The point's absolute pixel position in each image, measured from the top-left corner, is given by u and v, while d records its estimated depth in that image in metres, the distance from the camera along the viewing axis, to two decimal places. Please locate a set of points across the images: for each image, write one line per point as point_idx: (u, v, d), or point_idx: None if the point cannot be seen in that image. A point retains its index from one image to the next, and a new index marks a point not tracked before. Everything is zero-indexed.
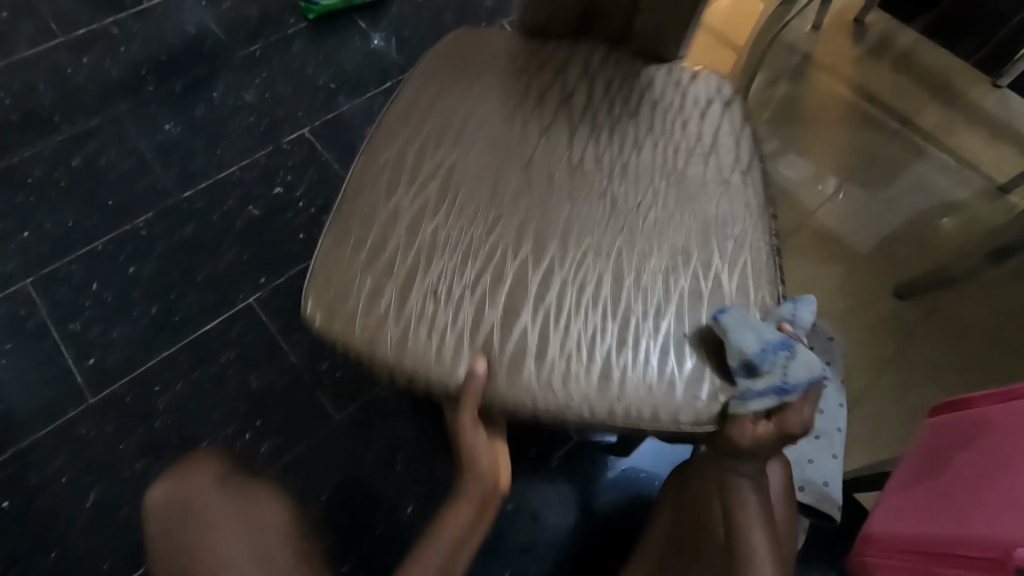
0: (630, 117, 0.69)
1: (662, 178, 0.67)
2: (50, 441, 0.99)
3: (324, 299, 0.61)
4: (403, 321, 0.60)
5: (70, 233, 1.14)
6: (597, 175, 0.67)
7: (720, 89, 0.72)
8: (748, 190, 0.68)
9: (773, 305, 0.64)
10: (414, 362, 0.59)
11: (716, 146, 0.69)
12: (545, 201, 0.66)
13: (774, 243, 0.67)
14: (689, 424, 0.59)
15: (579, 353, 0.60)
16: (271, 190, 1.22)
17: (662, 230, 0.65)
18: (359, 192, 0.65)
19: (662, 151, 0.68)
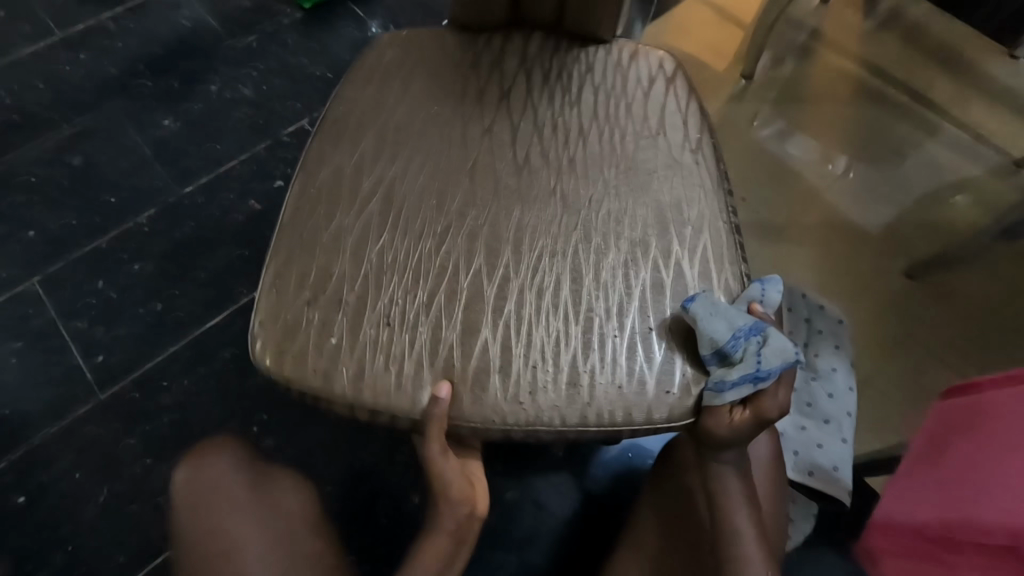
0: (571, 108, 0.69)
1: (612, 166, 0.66)
2: (60, 438, 1.00)
3: (269, 336, 0.59)
4: (354, 346, 0.58)
5: (72, 232, 1.14)
6: (545, 173, 0.66)
7: (662, 65, 0.71)
8: (700, 169, 0.66)
9: (739, 289, 0.62)
10: (374, 391, 0.57)
11: (663, 127, 0.68)
12: (501, 200, 0.64)
13: (732, 223, 0.65)
14: (662, 421, 0.57)
15: (545, 363, 0.58)
16: (271, 184, 1.21)
17: (621, 221, 0.64)
18: (350, 183, 0.64)
19: (610, 139, 0.67)
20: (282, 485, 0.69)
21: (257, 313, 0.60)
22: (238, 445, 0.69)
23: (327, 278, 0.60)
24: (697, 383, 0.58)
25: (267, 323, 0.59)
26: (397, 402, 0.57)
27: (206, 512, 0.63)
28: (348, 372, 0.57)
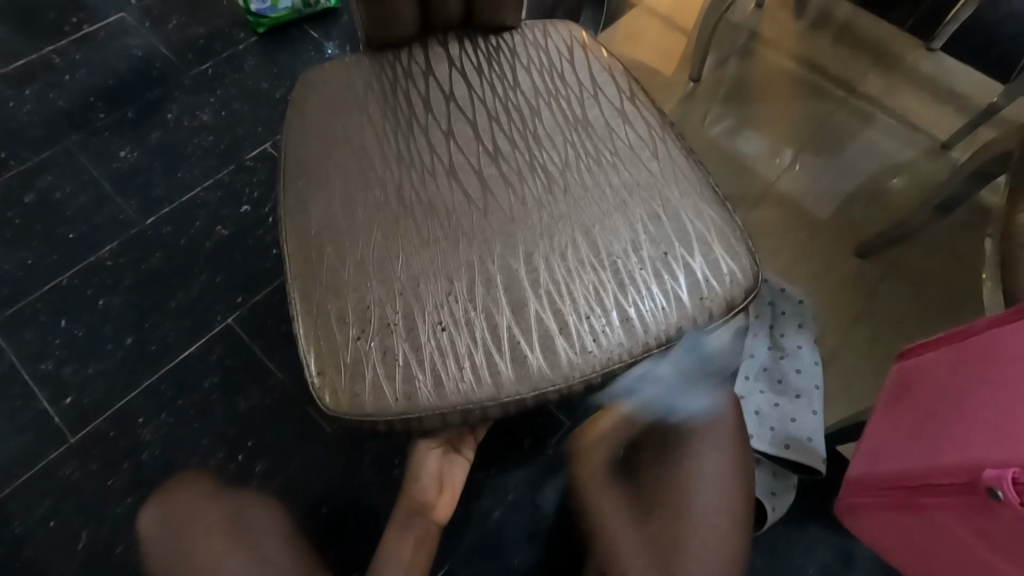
0: (514, 91, 0.73)
1: (571, 130, 0.71)
2: (32, 486, 0.96)
3: (334, 380, 0.56)
4: (421, 359, 0.56)
5: (30, 271, 1.10)
6: (517, 154, 0.68)
7: (573, 34, 0.78)
8: (643, 111, 0.73)
9: (710, 192, 0.68)
10: (457, 389, 0.55)
11: (597, 86, 0.74)
12: (493, 175, 0.67)
13: (684, 145, 0.72)
14: (709, 322, 0.61)
15: (593, 311, 0.59)
16: (238, 209, 1.20)
17: (607, 172, 0.68)
18: (329, 192, 0.65)
19: (561, 110, 0.72)
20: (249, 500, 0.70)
21: (313, 363, 0.57)
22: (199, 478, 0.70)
23: (310, 288, 0.60)
24: (716, 275, 0.62)
25: (313, 350, 0.57)
26: (490, 392, 0.56)
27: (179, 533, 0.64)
28: (379, 355, 0.56)
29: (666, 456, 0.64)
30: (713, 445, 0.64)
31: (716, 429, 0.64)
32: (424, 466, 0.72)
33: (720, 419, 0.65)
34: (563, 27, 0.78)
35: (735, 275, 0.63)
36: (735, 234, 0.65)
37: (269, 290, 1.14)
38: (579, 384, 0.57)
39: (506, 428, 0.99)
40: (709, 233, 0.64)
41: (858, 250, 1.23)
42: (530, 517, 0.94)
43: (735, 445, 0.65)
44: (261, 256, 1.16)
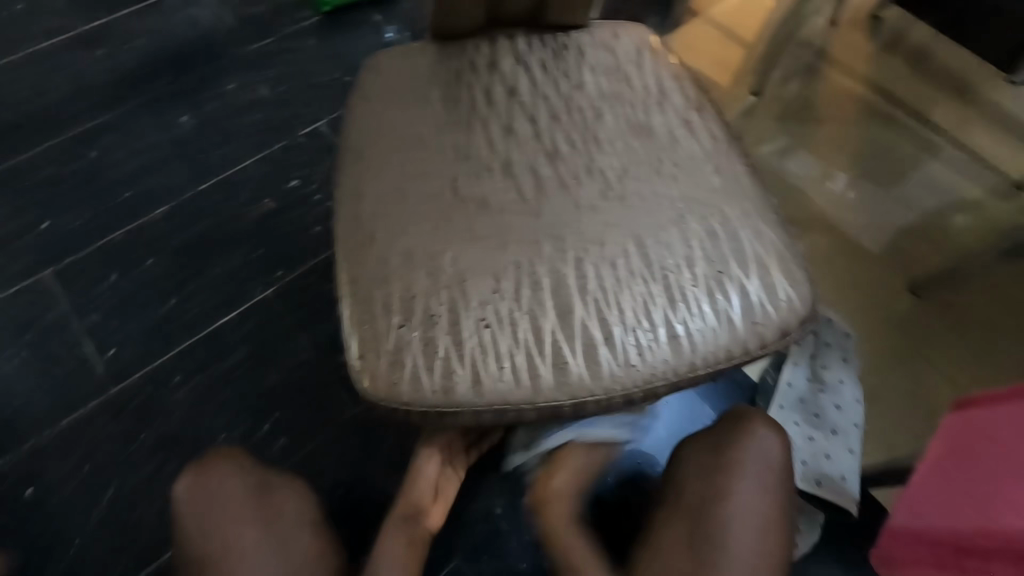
0: (578, 91, 0.71)
1: (633, 136, 0.69)
2: (69, 431, 1.00)
3: (374, 366, 0.55)
4: (462, 353, 0.55)
5: (87, 225, 1.15)
6: (575, 157, 0.67)
7: (643, 38, 0.76)
8: (709, 124, 0.71)
9: (771, 213, 0.65)
10: (496, 389, 0.54)
11: (664, 92, 0.72)
12: (550, 176, 0.66)
13: (749, 162, 0.69)
14: (760, 349, 0.59)
15: (641, 325, 0.57)
16: (287, 184, 1.22)
17: (667, 183, 0.66)
18: (383, 176, 0.64)
19: (624, 115, 0.70)
20: (287, 502, 0.68)
21: (355, 347, 0.56)
22: (235, 456, 0.68)
23: (357, 271, 0.59)
24: (772, 301, 0.60)
25: (354, 333, 0.57)
26: (527, 394, 0.55)
27: (210, 532, 0.63)
28: (420, 346, 0.55)
29: (705, 480, 0.65)
30: (756, 473, 0.64)
31: (762, 460, 0.65)
32: (420, 472, 0.77)
33: (765, 450, 0.65)
34: (633, 30, 0.76)
35: (792, 302, 0.60)
36: (794, 260, 0.62)
37: (308, 266, 1.15)
38: (621, 396, 0.56)
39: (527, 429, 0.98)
40: (768, 256, 0.62)
41: (912, 286, 1.17)
42: (540, 521, 0.93)
43: (779, 478, 0.65)
44: (304, 233, 1.18)
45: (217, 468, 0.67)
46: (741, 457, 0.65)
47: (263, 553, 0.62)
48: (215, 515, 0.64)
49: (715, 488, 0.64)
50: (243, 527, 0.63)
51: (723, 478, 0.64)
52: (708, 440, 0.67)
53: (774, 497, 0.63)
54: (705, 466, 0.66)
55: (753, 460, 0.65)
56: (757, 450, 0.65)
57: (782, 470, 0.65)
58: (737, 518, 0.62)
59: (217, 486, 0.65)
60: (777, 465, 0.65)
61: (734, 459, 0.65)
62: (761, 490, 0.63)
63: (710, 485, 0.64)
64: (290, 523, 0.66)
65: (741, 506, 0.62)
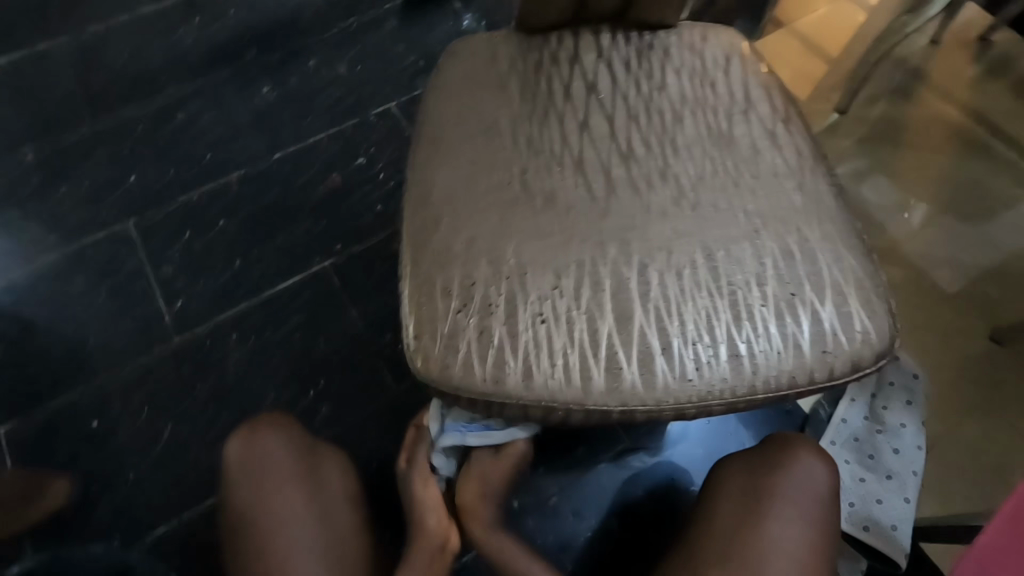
0: (660, 93, 0.69)
1: (713, 144, 0.66)
2: (134, 373, 1.06)
3: (428, 347, 0.56)
4: (516, 346, 0.55)
5: (169, 183, 1.22)
6: (650, 160, 0.65)
7: (732, 43, 0.73)
8: (795, 138, 0.67)
9: (853, 237, 0.62)
10: (547, 386, 0.54)
11: (750, 102, 0.69)
12: (622, 177, 0.64)
13: (834, 183, 0.66)
14: (827, 380, 0.55)
15: (701, 339, 0.55)
16: (354, 161, 1.25)
17: (744, 195, 0.63)
18: (454, 162, 0.65)
19: (705, 121, 0.68)
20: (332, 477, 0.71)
21: (411, 327, 0.57)
22: (287, 424, 0.71)
23: (420, 252, 0.60)
24: (846, 330, 0.56)
25: (412, 313, 0.58)
26: (577, 395, 0.54)
27: (261, 492, 0.65)
28: (475, 333, 0.55)
29: (746, 501, 0.65)
30: (799, 499, 0.63)
31: (806, 488, 0.64)
32: (431, 490, 0.71)
33: (811, 480, 0.65)
34: (723, 34, 0.73)
35: (867, 334, 0.57)
36: (875, 291, 0.59)
37: (367, 243, 1.18)
38: (673, 409, 0.54)
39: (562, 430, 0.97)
40: (847, 283, 0.58)
41: (993, 333, 1.09)
42: (566, 524, 0.92)
43: (823, 510, 0.63)
44: (366, 210, 1.21)
45: (274, 432, 0.69)
46: (783, 482, 0.65)
47: (304, 519, 0.65)
48: (268, 478, 0.66)
49: (757, 510, 0.63)
50: (293, 493, 0.66)
51: (766, 501, 0.64)
52: (751, 463, 0.68)
53: (816, 528, 0.62)
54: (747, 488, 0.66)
55: (797, 488, 0.64)
56: (802, 479, 0.65)
57: (828, 503, 0.64)
58: (776, 542, 0.61)
59: (272, 450, 0.68)
60: (823, 497, 0.64)
61: (777, 483, 0.65)
62: (804, 519, 0.62)
63: (749, 507, 0.64)
64: (333, 498, 0.69)
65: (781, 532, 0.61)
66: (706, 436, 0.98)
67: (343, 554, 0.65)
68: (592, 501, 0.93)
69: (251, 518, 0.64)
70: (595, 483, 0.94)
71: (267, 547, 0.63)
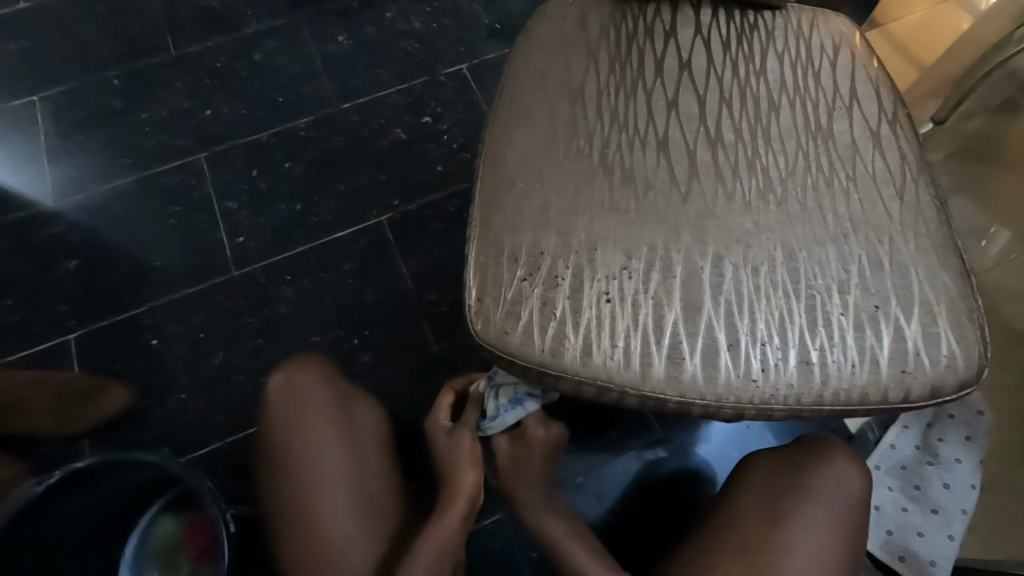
0: (757, 78, 0.65)
1: (809, 138, 0.62)
2: (193, 300, 1.11)
3: (489, 311, 0.55)
4: (577, 321, 0.54)
5: (241, 120, 1.24)
6: (738, 147, 0.62)
7: (843, 32, 0.68)
8: (901, 142, 0.62)
9: (951, 255, 0.57)
10: (603, 365, 0.53)
11: (856, 97, 0.64)
12: (706, 163, 0.61)
13: (938, 195, 0.61)
14: (902, 401, 0.52)
15: (771, 340, 0.53)
16: (420, 118, 1.25)
17: (836, 196, 0.59)
18: (533, 125, 0.63)
19: (803, 112, 0.64)
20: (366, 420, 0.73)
21: (474, 288, 0.56)
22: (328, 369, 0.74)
23: (489, 214, 0.59)
24: (930, 352, 0.53)
25: (476, 274, 0.57)
26: (633, 380, 0.53)
27: (298, 425, 0.67)
28: (538, 303, 0.55)
29: (772, 495, 0.64)
30: (827, 500, 0.62)
31: (837, 490, 0.63)
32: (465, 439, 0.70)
33: (844, 482, 0.63)
34: (834, 20, 0.68)
35: (953, 360, 0.53)
36: (968, 315, 0.55)
37: (423, 202, 1.18)
38: (732, 407, 0.52)
39: (597, 412, 0.96)
40: (938, 303, 0.54)
41: None
42: (587, 505, 0.91)
43: (853, 514, 0.62)
44: (426, 169, 1.21)
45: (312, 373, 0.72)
46: (812, 481, 0.64)
47: (341, 457, 0.67)
48: (305, 413, 0.68)
49: (781, 506, 0.63)
50: (328, 428, 0.68)
51: (791, 499, 0.63)
52: (781, 461, 0.67)
53: (843, 529, 0.61)
54: (773, 485, 0.65)
55: (828, 488, 0.63)
56: (835, 479, 0.63)
57: (859, 507, 0.62)
58: (797, 537, 0.60)
59: (309, 388, 0.70)
60: (855, 500, 0.62)
61: (805, 482, 0.64)
62: (830, 518, 0.61)
63: (774, 503, 0.64)
64: (366, 439, 0.71)
65: (804, 527, 0.60)
66: (740, 438, 0.95)
67: (372, 491, 0.67)
68: (612, 481, 0.93)
69: (287, 448, 0.66)
70: (618, 462, 0.94)
71: (300, 476, 0.65)
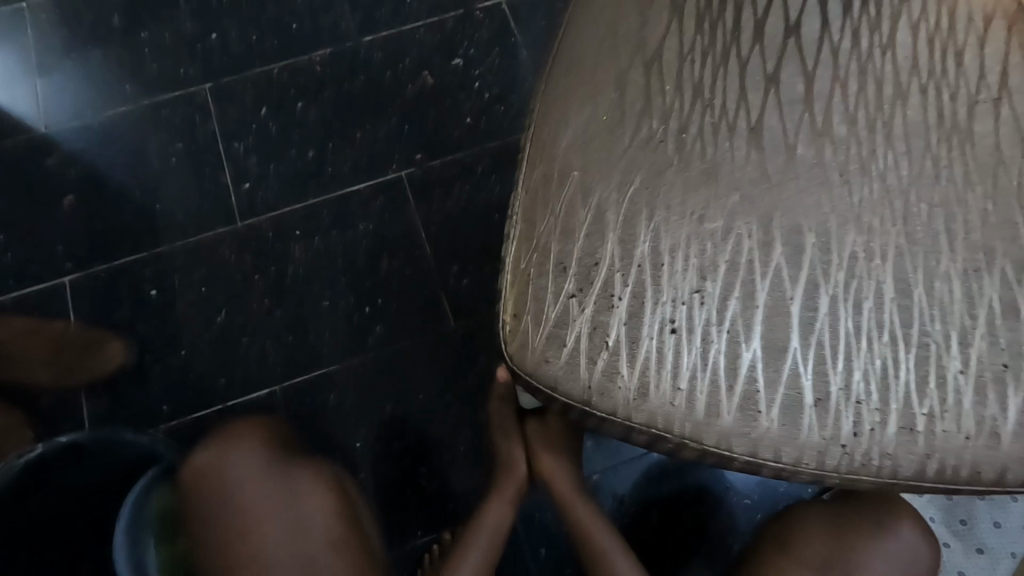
0: (884, 53, 0.52)
1: (941, 138, 0.50)
2: (196, 251, 1.03)
3: (528, 332, 0.47)
4: (633, 354, 0.45)
5: (251, 48, 1.11)
6: (851, 143, 0.49)
7: None
8: None
9: None
10: (660, 411, 0.44)
11: (1008, 87, 0.51)
12: (809, 162, 0.49)
13: None
14: (1018, 483, 0.44)
15: (870, 399, 0.43)
16: (450, 61, 1.10)
17: (969, 217, 0.47)
18: (595, 97, 0.51)
19: (938, 104, 0.50)
20: (309, 484, 0.68)
21: (511, 302, 0.48)
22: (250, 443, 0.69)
23: (534, 212, 0.49)
24: None
25: (514, 285, 0.48)
26: (694, 429, 0.45)
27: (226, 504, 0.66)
28: (586, 327, 0.45)
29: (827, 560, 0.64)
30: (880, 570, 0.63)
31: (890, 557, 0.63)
32: (508, 428, 0.80)
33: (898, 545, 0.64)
34: None
35: None
36: None
37: (448, 159, 1.06)
38: (812, 472, 0.44)
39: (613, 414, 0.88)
40: None
41: None
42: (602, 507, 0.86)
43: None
44: (453, 122, 1.08)
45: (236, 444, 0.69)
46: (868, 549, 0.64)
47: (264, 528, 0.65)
48: (235, 493, 0.65)
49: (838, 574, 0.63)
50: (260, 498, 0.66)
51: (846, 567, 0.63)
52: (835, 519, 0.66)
53: None
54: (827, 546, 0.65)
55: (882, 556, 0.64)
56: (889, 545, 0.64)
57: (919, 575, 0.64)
58: None
59: (237, 463, 0.67)
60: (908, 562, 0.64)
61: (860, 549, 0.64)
62: None
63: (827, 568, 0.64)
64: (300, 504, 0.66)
65: None
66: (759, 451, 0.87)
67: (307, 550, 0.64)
68: (626, 480, 0.86)
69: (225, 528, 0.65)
70: (632, 459, 0.87)
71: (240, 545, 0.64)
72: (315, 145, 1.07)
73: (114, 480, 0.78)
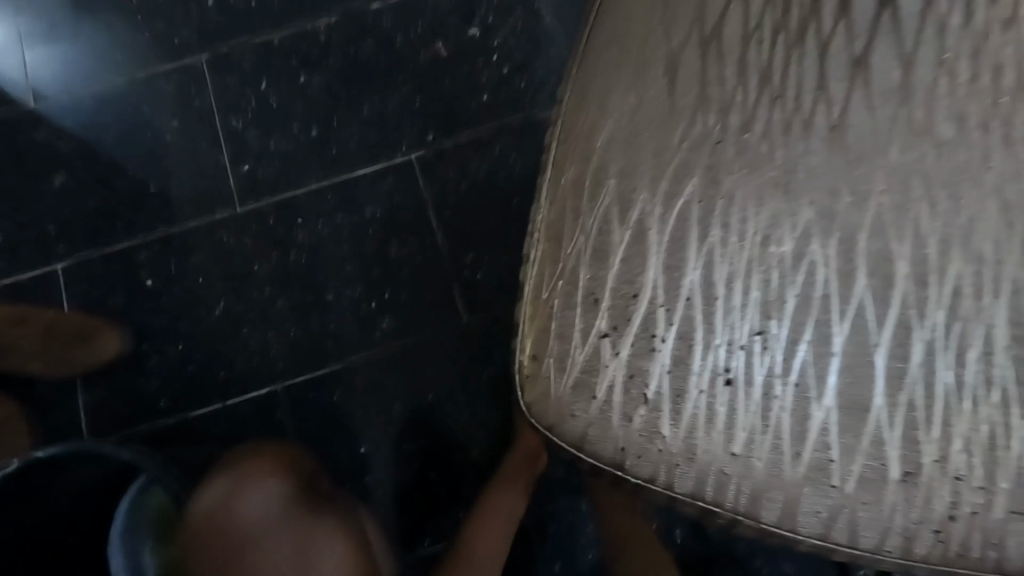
0: None
1: None
2: (195, 235, 0.96)
3: (548, 378, 0.43)
4: (678, 409, 0.39)
5: (250, 13, 1.01)
6: None
7: None
8: None
9: None
10: (708, 475, 0.39)
11: None
12: (907, 170, 0.37)
13: None
14: None
15: (971, 475, 0.36)
16: (467, 28, 0.99)
17: None
18: (637, 91, 0.43)
19: None
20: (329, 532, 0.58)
21: (528, 344, 0.45)
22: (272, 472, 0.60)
23: (558, 240, 0.44)
24: None
25: (533, 326, 0.45)
26: (749, 497, 0.39)
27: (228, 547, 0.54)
28: (618, 371, 0.41)
29: None
30: None
31: None
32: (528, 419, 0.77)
33: None
34: None
35: None
36: None
37: (463, 139, 0.97)
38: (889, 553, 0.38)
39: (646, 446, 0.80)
40: None
41: None
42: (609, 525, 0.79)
43: None
44: (469, 97, 0.98)
45: (259, 483, 0.59)
46: None
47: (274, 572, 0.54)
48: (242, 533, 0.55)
49: None
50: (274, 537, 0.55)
51: None
52: None
53: None
54: None
55: None
56: None
57: None
58: None
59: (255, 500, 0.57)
60: None
61: None
62: None
63: None
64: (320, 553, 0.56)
65: None
66: None
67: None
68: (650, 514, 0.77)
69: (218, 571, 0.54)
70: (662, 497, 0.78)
71: None
72: (318, 120, 0.98)
73: (75, 522, 0.69)
